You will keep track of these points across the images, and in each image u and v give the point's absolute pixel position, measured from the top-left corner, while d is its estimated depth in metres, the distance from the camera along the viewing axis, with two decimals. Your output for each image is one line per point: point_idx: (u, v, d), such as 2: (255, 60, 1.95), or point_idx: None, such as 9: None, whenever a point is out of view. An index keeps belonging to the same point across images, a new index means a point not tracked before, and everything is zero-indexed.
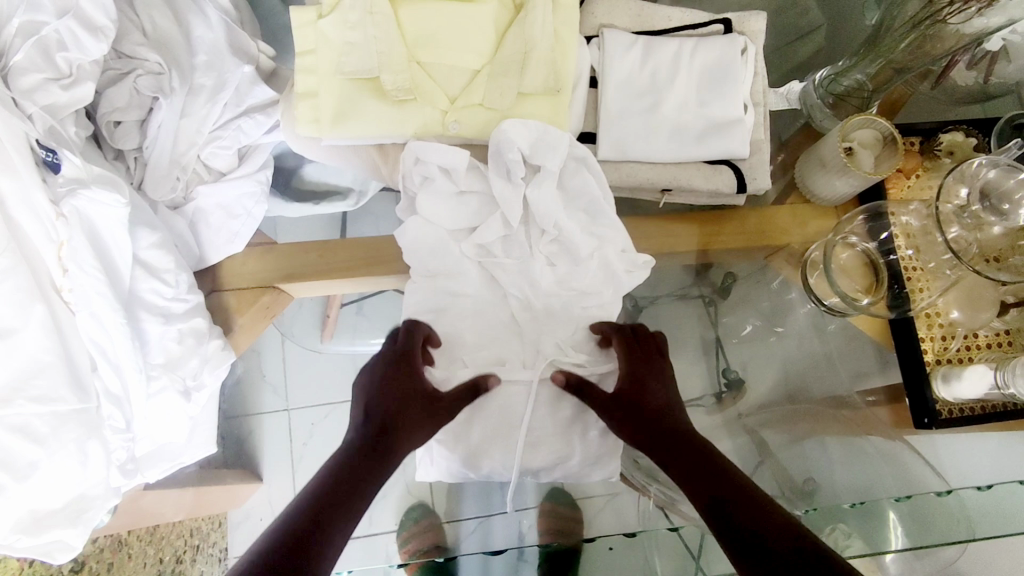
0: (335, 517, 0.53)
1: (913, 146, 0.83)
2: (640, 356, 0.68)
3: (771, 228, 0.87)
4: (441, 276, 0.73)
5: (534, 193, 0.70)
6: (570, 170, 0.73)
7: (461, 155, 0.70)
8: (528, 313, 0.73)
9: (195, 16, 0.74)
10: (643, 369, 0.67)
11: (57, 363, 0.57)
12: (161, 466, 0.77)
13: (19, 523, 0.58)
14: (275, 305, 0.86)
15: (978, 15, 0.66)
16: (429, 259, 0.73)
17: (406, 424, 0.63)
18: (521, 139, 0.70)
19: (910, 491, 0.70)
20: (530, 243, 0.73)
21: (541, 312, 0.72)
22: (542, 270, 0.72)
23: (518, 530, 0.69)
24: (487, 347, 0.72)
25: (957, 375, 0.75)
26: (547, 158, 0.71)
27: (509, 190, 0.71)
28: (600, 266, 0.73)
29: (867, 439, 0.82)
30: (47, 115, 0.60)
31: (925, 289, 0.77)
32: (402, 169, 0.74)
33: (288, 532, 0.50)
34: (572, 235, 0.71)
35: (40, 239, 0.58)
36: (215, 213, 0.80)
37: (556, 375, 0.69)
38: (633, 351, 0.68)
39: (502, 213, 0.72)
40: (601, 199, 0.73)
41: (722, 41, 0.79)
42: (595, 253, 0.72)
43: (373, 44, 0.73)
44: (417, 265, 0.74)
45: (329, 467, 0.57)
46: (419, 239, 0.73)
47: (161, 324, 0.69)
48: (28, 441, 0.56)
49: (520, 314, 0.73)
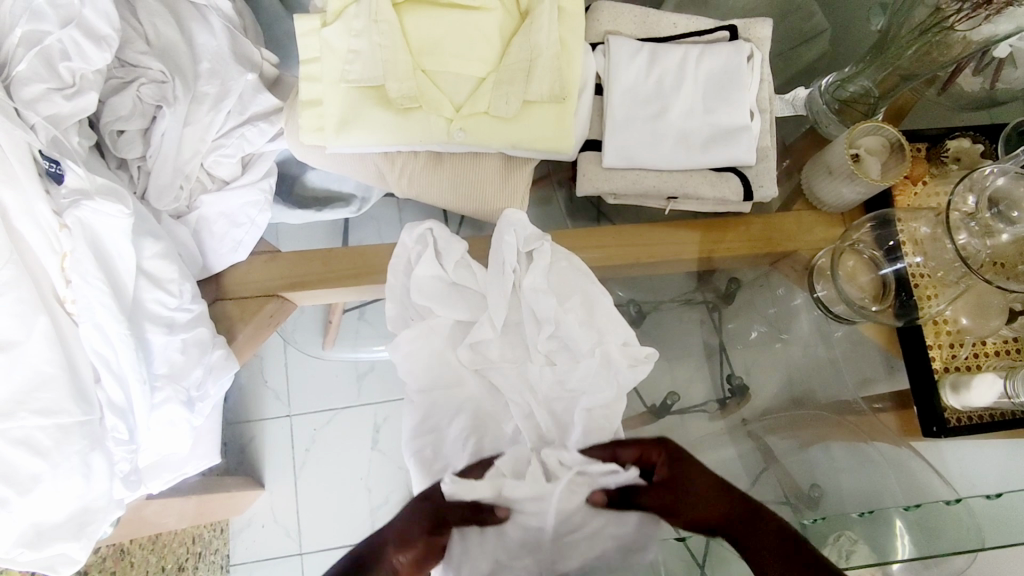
0: None
1: (920, 152, 0.82)
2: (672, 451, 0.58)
3: (778, 235, 0.86)
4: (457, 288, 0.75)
5: (529, 281, 0.71)
6: (560, 265, 0.74)
7: (457, 243, 0.75)
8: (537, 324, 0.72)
9: (198, 25, 0.74)
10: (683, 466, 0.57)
11: (60, 375, 0.57)
12: (165, 477, 0.77)
13: (21, 538, 0.57)
14: (280, 315, 0.85)
15: (986, 22, 0.65)
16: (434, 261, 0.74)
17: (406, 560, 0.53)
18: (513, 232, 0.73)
19: (919, 499, 0.66)
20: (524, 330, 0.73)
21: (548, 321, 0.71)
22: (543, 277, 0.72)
23: None
24: (493, 372, 0.72)
25: (966, 383, 0.74)
26: (535, 244, 0.73)
27: (500, 278, 0.71)
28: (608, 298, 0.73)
29: (871, 446, 0.77)
30: (50, 125, 0.59)
31: (933, 296, 0.76)
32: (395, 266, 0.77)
33: None
34: (571, 330, 0.70)
35: (42, 250, 0.58)
36: (218, 221, 0.79)
37: (595, 497, 0.58)
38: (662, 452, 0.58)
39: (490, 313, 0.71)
40: (590, 287, 0.73)
41: (728, 48, 0.78)
42: (595, 350, 0.69)
43: (378, 52, 0.72)
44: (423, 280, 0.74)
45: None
46: (415, 351, 0.74)
47: (165, 334, 0.69)
48: (31, 454, 0.55)
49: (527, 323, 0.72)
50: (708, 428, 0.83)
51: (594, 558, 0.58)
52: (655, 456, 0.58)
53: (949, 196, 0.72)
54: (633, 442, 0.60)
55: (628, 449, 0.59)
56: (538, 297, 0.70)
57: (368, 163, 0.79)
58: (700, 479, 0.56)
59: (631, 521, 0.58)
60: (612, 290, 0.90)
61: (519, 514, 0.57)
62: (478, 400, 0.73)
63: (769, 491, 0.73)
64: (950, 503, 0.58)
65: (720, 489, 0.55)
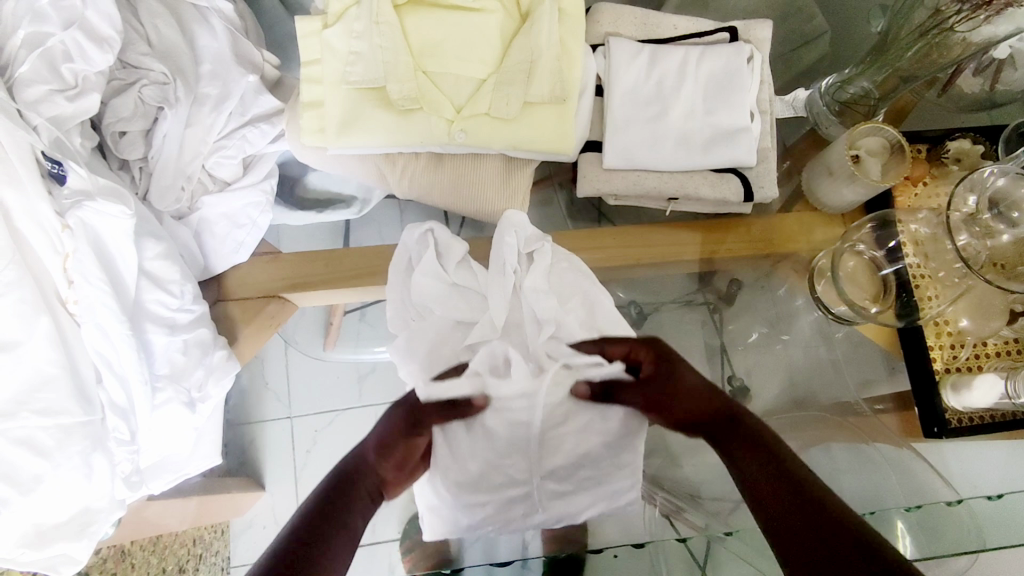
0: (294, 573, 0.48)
1: (919, 154, 0.83)
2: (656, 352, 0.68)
3: (778, 237, 0.87)
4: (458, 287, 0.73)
5: (531, 281, 0.68)
6: (560, 268, 0.74)
7: (460, 241, 0.75)
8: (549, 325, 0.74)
9: (200, 27, 0.75)
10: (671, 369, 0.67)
11: (62, 376, 0.57)
12: (165, 478, 0.77)
13: (23, 538, 0.57)
14: (281, 315, 0.85)
15: (985, 23, 0.65)
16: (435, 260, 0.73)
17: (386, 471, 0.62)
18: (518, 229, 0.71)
19: (921, 501, 0.66)
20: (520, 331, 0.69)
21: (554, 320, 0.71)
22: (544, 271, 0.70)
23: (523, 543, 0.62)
24: None
25: (967, 384, 0.74)
26: (536, 244, 0.71)
27: (501, 277, 0.68)
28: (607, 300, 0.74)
29: (872, 447, 0.78)
30: (52, 126, 0.59)
31: (934, 297, 0.76)
32: (405, 249, 0.77)
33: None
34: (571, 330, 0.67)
35: (44, 251, 0.57)
36: (219, 223, 0.79)
37: (580, 388, 0.64)
38: (653, 353, 0.68)
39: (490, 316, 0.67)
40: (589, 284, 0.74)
41: (728, 49, 0.79)
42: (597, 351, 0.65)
43: (379, 54, 0.72)
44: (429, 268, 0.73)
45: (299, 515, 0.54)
46: (409, 351, 0.70)
47: (167, 335, 0.69)
48: (33, 454, 0.55)
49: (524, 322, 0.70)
50: None
51: (581, 455, 0.66)
52: (643, 354, 0.67)
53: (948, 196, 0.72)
54: (626, 339, 0.67)
55: (617, 346, 0.66)
56: (538, 297, 0.67)
57: (369, 164, 0.80)
58: (683, 378, 0.67)
59: (613, 418, 0.65)
60: (615, 292, 0.87)
61: (504, 408, 0.62)
62: None
63: None
64: (950, 504, 0.59)
65: (697, 388, 0.67)
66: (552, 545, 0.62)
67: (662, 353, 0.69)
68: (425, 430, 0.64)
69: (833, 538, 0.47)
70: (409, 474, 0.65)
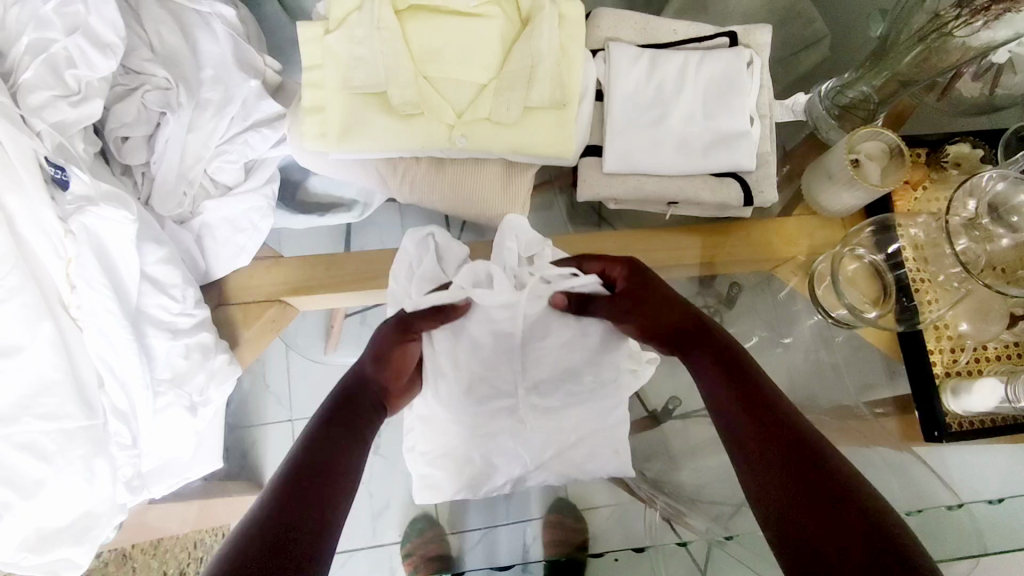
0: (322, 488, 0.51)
1: (919, 157, 0.83)
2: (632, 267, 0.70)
3: (778, 240, 0.87)
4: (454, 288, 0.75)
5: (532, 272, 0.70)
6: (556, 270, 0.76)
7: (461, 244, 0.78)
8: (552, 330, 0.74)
9: (202, 32, 0.75)
10: (646, 279, 0.69)
11: (64, 381, 0.57)
12: (167, 482, 0.77)
13: (25, 540, 0.58)
14: (282, 320, 0.86)
15: (984, 28, 0.66)
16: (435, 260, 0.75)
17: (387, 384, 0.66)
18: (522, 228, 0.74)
19: (922, 505, 0.67)
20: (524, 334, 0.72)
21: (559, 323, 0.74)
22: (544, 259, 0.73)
23: (524, 541, 0.71)
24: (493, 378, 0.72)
25: (966, 388, 0.74)
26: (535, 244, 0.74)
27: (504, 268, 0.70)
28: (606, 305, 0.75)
29: (873, 450, 0.77)
30: (55, 132, 0.60)
31: (934, 301, 0.77)
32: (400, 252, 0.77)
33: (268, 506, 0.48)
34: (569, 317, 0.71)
35: (48, 255, 0.58)
36: (221, 227, 0.80)
37: (557, 299, 0.69)
38: (629, 270, 0.70)
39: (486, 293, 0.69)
40: None
41: (727, 54, 0.79)
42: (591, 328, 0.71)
43: (380, 60, 0.73)
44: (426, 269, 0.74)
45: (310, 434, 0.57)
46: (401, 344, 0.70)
47: (168, 339, 0.69)
48: (35, 458, 0.56)
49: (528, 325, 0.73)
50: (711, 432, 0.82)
51: (560, 363, 0.72)
52: (617, 272, 0.70)
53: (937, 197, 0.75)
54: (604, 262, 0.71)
55: (593, 264, 0.71)
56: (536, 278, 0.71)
57: (369, 169, 0.80)
58: (656, 287, 0.69)
59: (592, 332, 0.71)
60: None
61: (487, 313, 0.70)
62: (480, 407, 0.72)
63: None
64: (950, 509, 0.59)
65: (669, 296, 0.68)
66: (552, 547, 0.66)
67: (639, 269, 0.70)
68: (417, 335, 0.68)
69: (792, 445, 0.52)
70: (407, 385, 0.69)
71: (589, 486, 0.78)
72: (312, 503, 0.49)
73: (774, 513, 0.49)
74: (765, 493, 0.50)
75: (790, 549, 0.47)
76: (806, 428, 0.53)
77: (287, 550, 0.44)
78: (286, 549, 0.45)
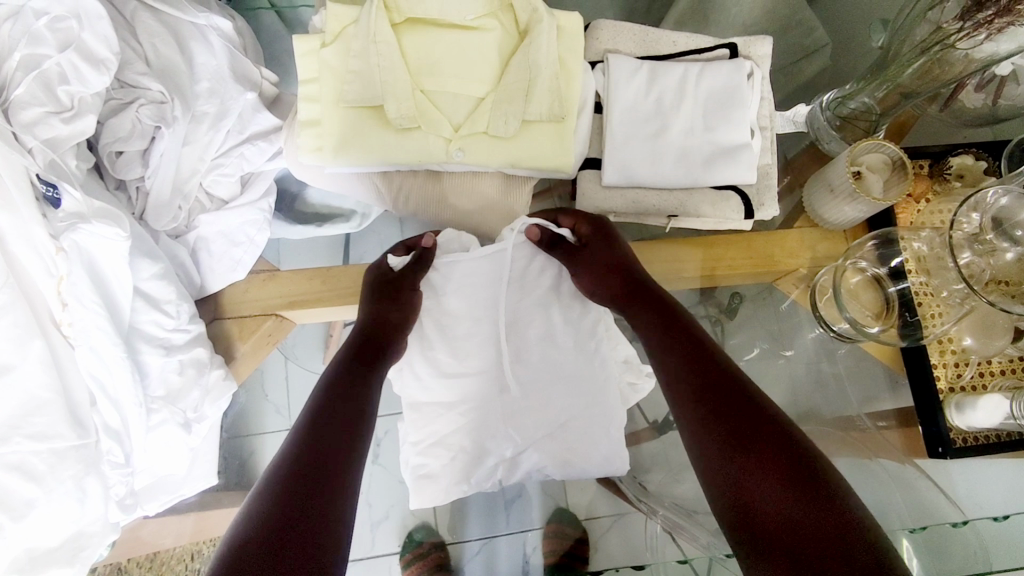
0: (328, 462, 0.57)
1: (922, 169, 0.82)
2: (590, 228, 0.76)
3: (779, 253, 0.86)
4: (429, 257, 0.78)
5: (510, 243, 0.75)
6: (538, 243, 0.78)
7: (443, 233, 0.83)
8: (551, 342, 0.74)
9: (198, 45, 0.74)
10: (608, 249, 0.74)
11: (55, 400, 0.56)
12: (162, 499, 0.77)
13: (15, 563, 0.56)
14: (278, 333, 0.85)
15: (987, 40, 0.64)
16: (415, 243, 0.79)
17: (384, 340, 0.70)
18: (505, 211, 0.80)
19: (927, 522, 0.65)
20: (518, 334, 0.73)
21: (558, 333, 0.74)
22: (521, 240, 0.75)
23: (524, 553, 0.78)
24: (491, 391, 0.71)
25: (971, 403, 0.72)
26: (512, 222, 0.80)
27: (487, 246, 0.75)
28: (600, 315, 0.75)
29: (876, 463, 0.76)
30: (47, 148, 0.59)
31: (938, 316, 0.75)
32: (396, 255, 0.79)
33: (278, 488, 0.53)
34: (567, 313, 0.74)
35: (38, 272, 0.57)
36: (218, 241, 0.79)
37: (532, 232, 0.74)
38: (596, 227, 0.75)
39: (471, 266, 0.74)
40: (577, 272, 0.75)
41: (728, 65, 0.78)
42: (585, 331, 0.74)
43: (377, 73, 0.72)
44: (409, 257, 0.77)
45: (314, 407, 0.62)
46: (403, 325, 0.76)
47: (163, 355, 0.69)
48: (25, 479, 0.54)
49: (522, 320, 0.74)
50: None
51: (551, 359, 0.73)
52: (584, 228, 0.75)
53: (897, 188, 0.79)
54: (576, 216, 0.76)
55: (566, 220, 0.77)
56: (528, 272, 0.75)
57: (366, 182, 0.79)
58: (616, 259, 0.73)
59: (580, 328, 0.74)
60: None
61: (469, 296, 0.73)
62: (478, 422, 0.71)
63: None
64: (955, 526, 0.59)
65: (632, 272, 0.72)
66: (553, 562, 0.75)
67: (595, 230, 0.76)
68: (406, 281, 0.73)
69: (759, 437, 0.54)
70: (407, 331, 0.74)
71: (589, 495, 0.80)
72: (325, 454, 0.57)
73: (748, 499, 0.52)
74: (733, 479, 0.53)
75: (755, 539, 0.50)
76: (768, 414, 0.57)
77: (310, 497, 0.53)
78: (307, 495, 0.53)
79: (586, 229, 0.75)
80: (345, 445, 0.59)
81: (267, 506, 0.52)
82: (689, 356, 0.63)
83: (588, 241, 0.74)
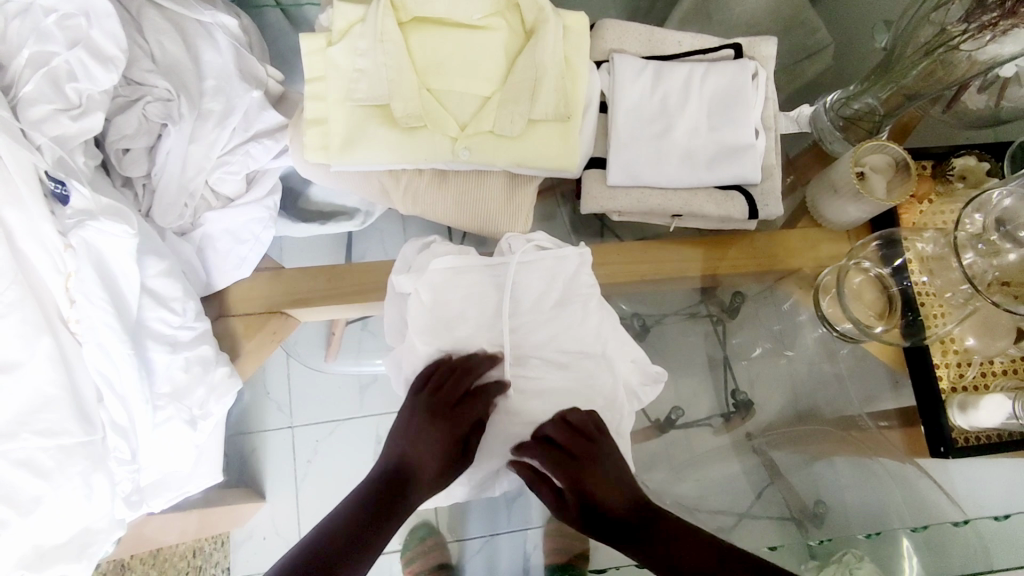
0: (361, 537, 0.62)
1: (925, 170, 0.82)
2: (574, 480, 0.68)
3: (782, 253, 0.87)
4: (434, 246, 0.78)
5: (516, 246, 0.76)
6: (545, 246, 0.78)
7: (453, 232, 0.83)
8: (556, 344, 0.74)
9: (205, 42, 0.74)
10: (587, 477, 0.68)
11: (63, 397, 0.56)
12: (166, 496, 0.77)
13: (23, 559, 0.56)
14: (283, 330, 0.86)
15: (990, 42, 0.64)
16: (418, 246, 0.80)
17: (437, 434, 0.71)
18: (512, 212, 0.80)
19: (928, 520, 0.70)
20: (523, 333, 0.74)
21: (563, 332, 0.74)
22: (520, 241, 0.77)
23: (525, 550, 0.75)
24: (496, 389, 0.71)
25: (974, 403, 0.72)
26: (518, 224, 0.81)
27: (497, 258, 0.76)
28: (600, 311, 0.76)
29: (877, 462, 0.79)
30: (55, 145, 0.59)
31: (941, 316, 0.75)
32: (403, 255, 0.80)
33: (310, 546, 0.60)
34: (570, 313, 0.74)
35: (46, 271, 0.58)
36: (223, 238, 0.80)
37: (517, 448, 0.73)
38: (571, 443, 0.70)
39: (478, 269, 0.75)
40: (579, 270, 0.76)
41: (733, 65, 0.79)
42: (590, 330, 0.75)
43: (384, 72, 0.72)
44: (415, 257, 0.79)
45: (365, 487, 0.68)
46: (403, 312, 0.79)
47: (169, 352, 0.69)
48: (33, 476, 0.55)
49: (526, 319, 0.74)
50: (714, 442, 0.83)
51: (558, 353, 0.74)
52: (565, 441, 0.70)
53: (902, 189, 0.78)
54: (554, 426, 0.71)
55: (548, 426, 0.71)
56: (529, 271, 0.75)
57: (373, 179, 0.79)
58: (597, 480, 0.68)
59: (588, 328, 0.75)
60: (617, 304, 0.91)
61: (475, 295, 0.74)
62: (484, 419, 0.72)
63: (772, 506, 0.75)
64: (957, 524, 0.59)
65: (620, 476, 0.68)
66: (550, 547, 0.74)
67: (568, 454, 0.69)
68: (469, 378, 0.72)
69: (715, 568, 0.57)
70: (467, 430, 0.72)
71: None
72: (362, 533, 0.63)
73: None
74: None
75: None
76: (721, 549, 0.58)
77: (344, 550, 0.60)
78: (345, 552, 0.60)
79: (567, 443, 0.70)
80: (388, 522, 0.65)
81: (309, 539, 0.61)
82: (648, 528, 0.63)
83: (579, 460, 0.69)
